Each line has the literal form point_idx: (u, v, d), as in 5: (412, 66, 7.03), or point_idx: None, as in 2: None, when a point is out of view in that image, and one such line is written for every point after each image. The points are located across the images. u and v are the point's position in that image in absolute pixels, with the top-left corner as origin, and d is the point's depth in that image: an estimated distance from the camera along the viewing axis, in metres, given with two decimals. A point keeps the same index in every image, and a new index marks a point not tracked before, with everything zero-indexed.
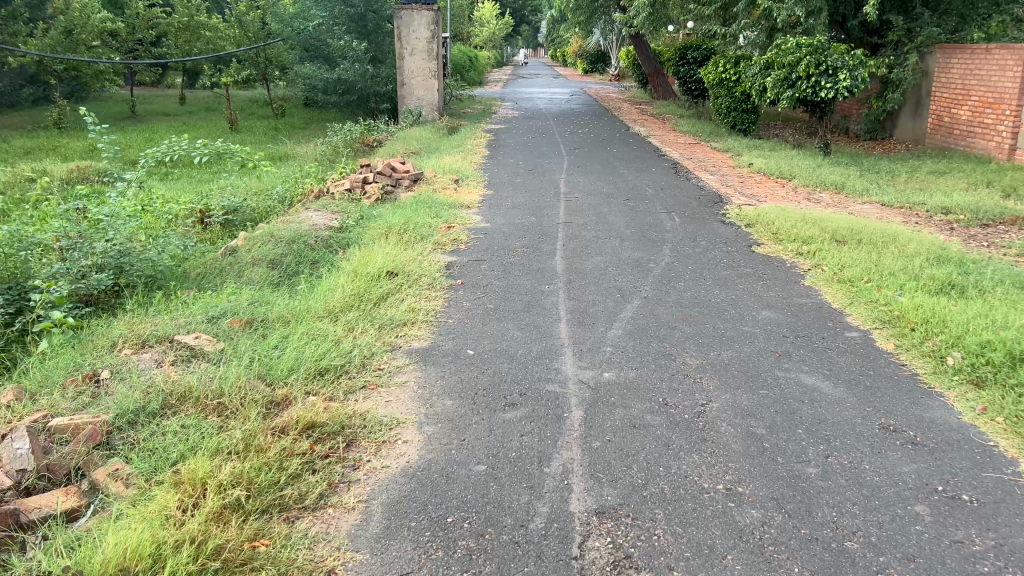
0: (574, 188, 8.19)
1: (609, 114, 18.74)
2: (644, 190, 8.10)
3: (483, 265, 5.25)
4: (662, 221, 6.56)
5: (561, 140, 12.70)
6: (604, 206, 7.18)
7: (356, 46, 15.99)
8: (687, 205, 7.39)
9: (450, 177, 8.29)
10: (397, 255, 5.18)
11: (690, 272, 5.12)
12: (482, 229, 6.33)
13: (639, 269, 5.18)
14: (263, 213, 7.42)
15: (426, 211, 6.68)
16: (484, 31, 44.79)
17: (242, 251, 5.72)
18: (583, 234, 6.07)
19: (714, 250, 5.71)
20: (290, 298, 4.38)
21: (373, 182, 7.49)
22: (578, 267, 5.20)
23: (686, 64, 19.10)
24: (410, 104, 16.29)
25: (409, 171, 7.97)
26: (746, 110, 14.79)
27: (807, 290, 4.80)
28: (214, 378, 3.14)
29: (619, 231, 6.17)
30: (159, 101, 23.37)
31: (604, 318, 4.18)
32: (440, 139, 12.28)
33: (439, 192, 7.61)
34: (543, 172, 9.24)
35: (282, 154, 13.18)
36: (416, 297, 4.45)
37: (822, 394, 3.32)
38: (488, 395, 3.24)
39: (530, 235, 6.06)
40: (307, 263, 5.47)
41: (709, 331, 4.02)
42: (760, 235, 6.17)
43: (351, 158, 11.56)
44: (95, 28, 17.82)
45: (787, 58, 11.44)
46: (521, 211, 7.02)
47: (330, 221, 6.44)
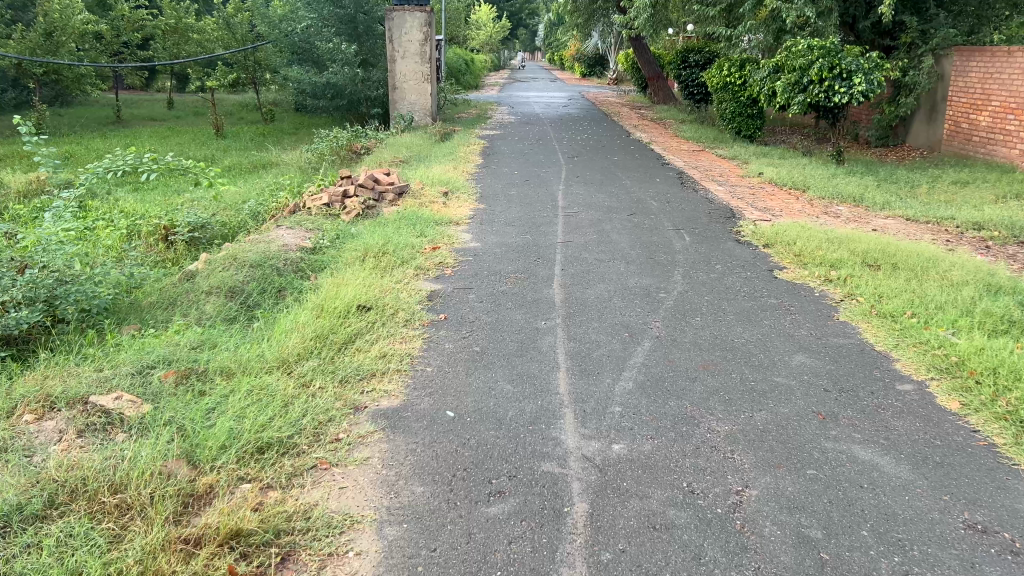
0: (573, 201, 7.56)
1: (609, 119, 18.13)
2: (648, 203, 7.48)
3: (470, 295, 4.60)
4: (671, 240, 5.94)
5: (559, 147, 12.08)
6: (605, 222, 6.56)
7: (345, 49, 15.37)
8: (696, 221, 6.76)
9: (439, 189, 7.65)
10: (371, 284, 4.53)
11: (707, 305, 4.47)
12: (471, 250, 5.69)
13: (649, 301, 4.53)
14: (233, 231, 6.79)
15: (409, 230, 6.04)
16: (480, 33, 44.27)
17: (201, 277, 5.08)
18: (584, 257, 5.43)
19: (732, 276, 5.07)
20: (241, 342, 3.74)
21: (353, 196, 6.86)
22: (579, 298, 4.55)
23: (687, 67, 18.48)
24: (402, 109, 15.67)
25: (393, 183, 7.32)
26: (751, 115, 14.24)
27: (843, 327, 4.16)
28: (123, 460, 2.49)
29: (623, 253, 5.53)
30: (146, 105, 22.69)
31: (610, 366, 3.53)
32: (431, 146, 11.66)
33: (426, 206, 6.98)
34: (539, 182, 8.62)
35: (267, 162, 12.54)
36: (389, 337, 3.80)
37: (883, 474, 2.68)
38: (469, 479, 2.59)
39: (524, 258, 5.42)
40: (272, 292, 4.82)
41: (737, 383, 3.38)
42: (781, 258, 5.55)
43: (337, 168, 10.92)
44: (76, 30, 17.14)
45: (797, 61, 10.79)
46: (515, 228, 6.39)
47: (304, 240, 5.80)
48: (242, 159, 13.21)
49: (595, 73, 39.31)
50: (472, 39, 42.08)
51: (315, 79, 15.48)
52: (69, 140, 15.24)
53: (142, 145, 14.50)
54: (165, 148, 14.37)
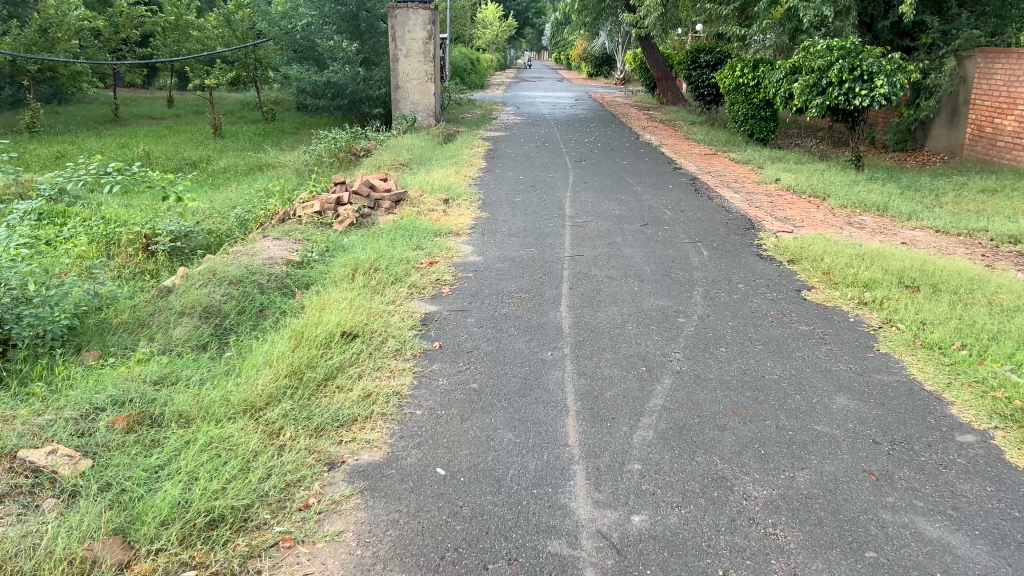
0: (581, 209, 7.13)
1: (617, 120, 17.68)
2: (662, 212, 7.03)
3: (469, 318, 4.16)
4: (688, 255, 5.50)
5: (566, 150, 11.64)
6: (617, 233, 6.13)
7: (346, 47, 14.95)
8: (714, 233, 6.31)
9: (439, 195, 7.21)
10: (359, 306, 4.10)
11: (732, 333, 4.03)
12: (471, 265, 5.26)
13: (667, 326, 4.08)
14: (219, 241, 6.38)
15: (405, 242, 5.61)
16: (486, 32, 43.84)
17: (177, 294, 4.66)
18: (595, 275, 4.99)
19: (757, 298, 4.63)
20: (208, 377, 3.32)
21: (346, 204, 6.44)
22: (589, 323, 4.10)
23: (698, 68, 17.88)
24: (405, 109, 15.24)
25: (390, 189, 6.89)
26: (765, 117, 13.76)
27: (886, 361, 3.71)
28: (39, 543, 2.06)
29: (637, 270, 5.09)
30: (146, 104, 22.33)
31: (627, 410, 3.08)
32: (434, 149, 11.24)
33: (425, 215, 6.55)
34: (545, 188, 8.18)
35: (264, 165, 12.13)
36: (376, 371, 3.38)
37: (957, 557, 2.23)
38: (461, 565, 2.15)
39: (530, 275, 4.98)
40: (252, 313, 4.40)
41: (774, 433, 2.93)
42: (809, 276, 5.10)
43: (336, 172, 10.49)
44: (72, 27, 16.75)
45: (816, 62, 10.31)
46: (519, 241, 5.95)
47: (293, 252, 5.37)
48: (238, 161, 12.82)
49: (602, 72, 38.89)
50: (478, 38, 41.71)
51: (316, 78, 15.05)
52: (63, 139, 14.85)
53: (137, 145, 14.11)
54: (161, 148, 13.98)
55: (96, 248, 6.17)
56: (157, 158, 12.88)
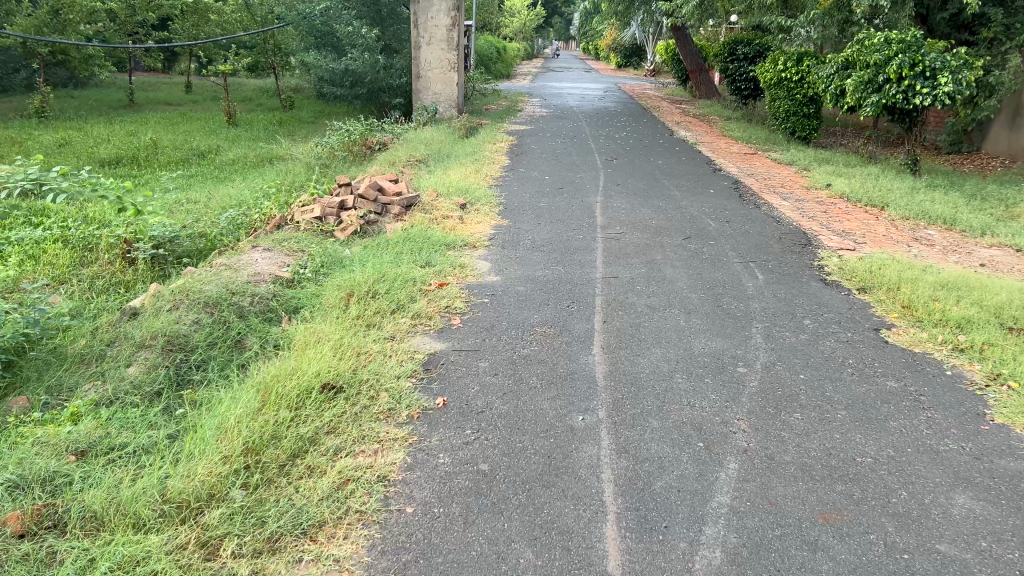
0: (614, 217, 6.38)
1: (648, 114, 16.86)
2: (706, 224, 6.25)
3: (482, 362, 3.43)
4: (740, 281, 4.74)
5: (595, 146, 10.88)
6: (656, 250, 5.37)
7: (366, 33, 14.24)
8: (768, 251, 5.52)
9: (456, 199, 6.49)
10: (349, 347, 3.38)
11: (804, 391, 3.26)
12: (488, 287, 4.53)
13: (725, 380, 3.32)
14: (209, 248, 5.70)
15: (413, 256, 4.90)
16: (513, 21, 43.00)
17: (141, 319, 3.98)
18: (634, 304, 4.24)
19: (829, 340, 3.86)
20: (147, 448, 2.63)
21: (351, 208, 5.73)
22: (630, 373, 3.35)
23: (735, 61, 16.95)
24: (426, 100, 14.52)
25: (401, 192, 6.17)
26: (808, 115, 12.87)
27: (1008, 438, 2.92)
28: None
29: (683, 300, 4.34)
30: (163, 89, 21.82)
31: (682, 514, 2.34)
32: (454, 143, 10.53)
33: (439, 223, 5.82)
34: (574, 192, 7.42)
35: (275, 156, 11.50)
36: (360, 444, 2.65)
37: None
38: None
39: (556, 303, 4.25)
40: (225, 347, 3.71)
41: (883, 558, 2.17)
42: (886, 310, 4.33)
43: (349, 167, 9.81)
44: (84, 9, 16.21)
45: (871, 57, 9.41)
46: (544, 256, 5.22)
47: (283, 268, 4.67)
48: (249, 151, 12.21)
49: (632, 64, 37.93)
50: (506, 27, 40.86)
51: (333, 66, 14.36)
52: (72, 124, 14.32)
53: (146, 133, 13.54)
54: (171, 137, 13.40)
55: (70, 253, 5.52)
56: (165, 147, 12.29)
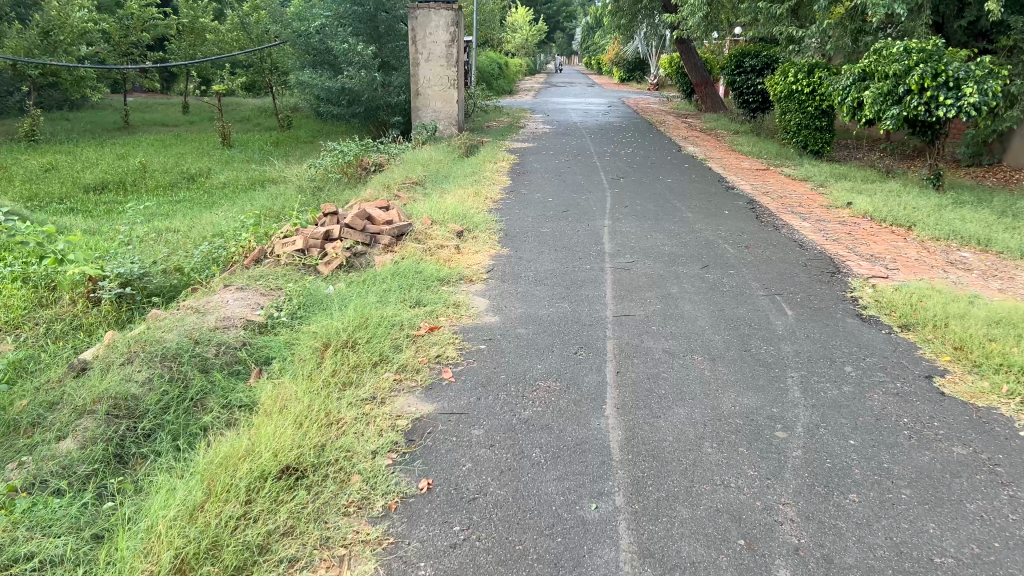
0: (624, 243, 5.89)
1: (654, 129, 16.42)
2: (723, 250, 5.75)
3: (475, 429, 2.93)
4: (767, 319, 4.23)
5: (601, 164, 10.41)
6: (671, 282, 4.87)
7: (362, 50, 13.84)
8: (793, 281, 5.02)
9: (453, 226, 6.01)
10: (320, 415, 2.89)
11: (856, 463, 2.75)
12: (485, 329, 4.03)
13: (763, 451, 2.80)
14: (182, 284, 5.23)
15: (403, 294, 4.42)
16: (515, 35, 42.82)
17: (88, 377, 3.51)
18: (651, 350, 3.73)
19: (876, 391, 3.36)
20: (57, 560, 2.14)
21: (336, 239, 5.25)
22: (649, 442, 2.84)
23: (742, 73, 16.50)
24: (426, 118, 14.11)
25: (393, 220, 5.67)
26: (821, 127, 12.40)
27: None
28: None
29: (706, 344, 3.83)
30: (160, 110, 21.48)
31: None
32: (453, 163, 10.08)
33: (433, 254, 5.33)
34: (580, 215, 6.94)
35: (268, 178, 11.07)
36: (322, 551, 2.15)
37: None
38: None
39: (561, 349, 3.75)
40: (178, 413, 3.22)
41: None
42: (935, 351, 3.83)
43: (343, 190, 9.37)
44: (76, 29, 15.88)
45: (890, 67, 8.93)
46: (548, 290, 4.73)
47: (256, 310, 4.19)
48: (241, 174, 11.78)
49: (634, 78, 37.67)
50: (507, 42, 40.66)
51: (329, 84, 13.96)
52: (61, 148, 13.93)
53: (137, 156, 13.14)
54: (161, 160, 12.98)
55: (30, 294, 5.05)
56: (155, 171, 11.88)
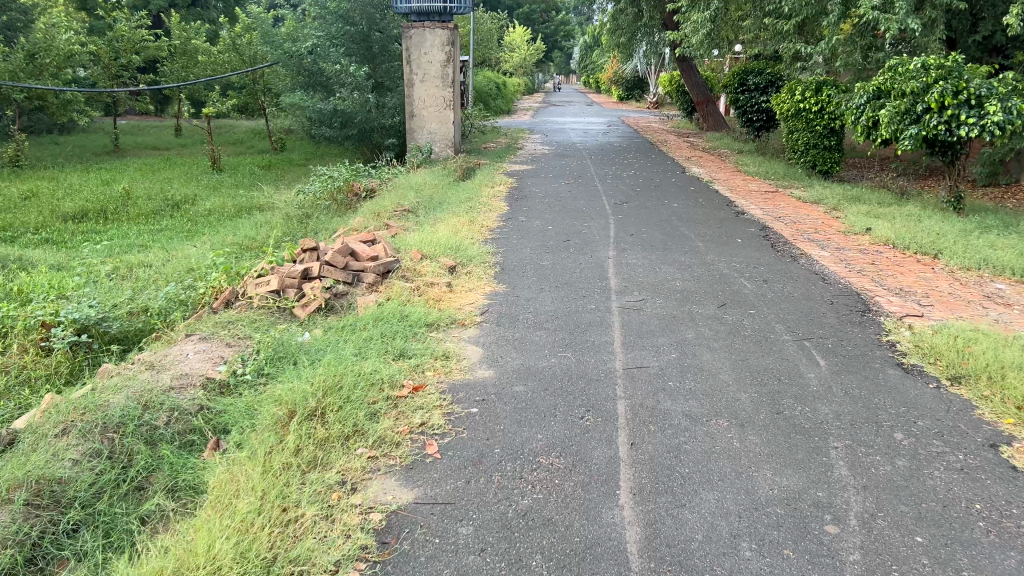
0: (631, 278, 5.41)
1: (655, 149, 16.01)
2: (740, 287, 5.25)
3: (462, 527, 2.42)
4: (798, 372, 3.74)
5: (602, 188, 9.95)
6: (686, 326, 4.37)
7: (355, 71, 13.44)
8: (822, 323, 4.52)
9: (445, 260, 5.53)
10: (275, 512, 2.39)
11: (928, 570, 2.24)
12: (478, 387, 3.53)
13: (813, 556, 2.30)
14: (146, 328, 4.73)
15: (385, 344, 3.93)
16: (514, 55, 42.70)
17: (14, 454, 3.02)
18: (669, 414, 3.23)
19: (937, 467, 2.85)
20: None
21: (315, 279, 4.76)
22: (675, 543, 2.34)
23: (746, 91, 16.10)
24: (421, 140, 13.69)
25: (378, 255, 5.18)
26: (830, 147, 11.95)
27: None
28: None
29: (732, 406, 3.33)
30: (151, 133, 21.08)
31: None
32: (447, 187, 9.63)
33: (422, 294, 4.84)
34: (582, 245, 6.46)
35: (256, 205, 10.62)
36: None
37: None
38: None
39: (565, 412, 3.24)
40: (110, 502, 2.73)
41: None
42: (996, 412, 3.31)
43: (332, 218, 8.91)
44: (61, 52, 15.52)
45: (907, 85, 8.48)
46: (550, 335, 4.23)
47: (217, 366, 3.68)
48: (227, 200, 11.33)
49: (633, 96, 37.45)
50: (506, 61, 40.52)
51: (320, 106, 13.55)
52: (45, 173, 13.50)
53: (121, 182, 12.69)
54: (147, 185, 12.54)
55: None
56: (139, 197, 11.44)
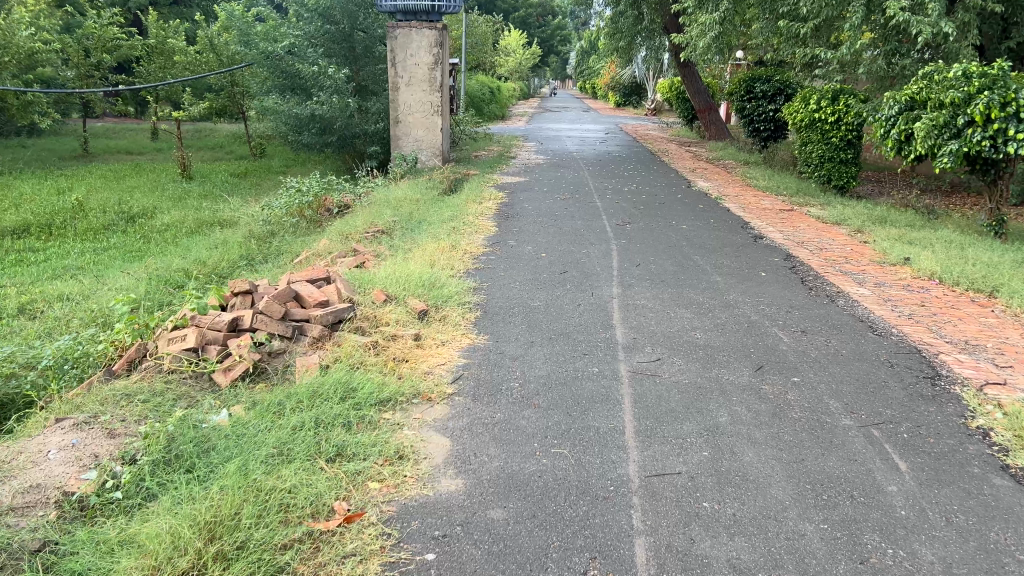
0: (641, 328, 4.42)
1: (656, 159, 15.09)
2: (774, 343, 4.26)
3: None
4: (875, 485, 2.75)
5: (601, 204, 8.99)
6: (716, 404, 3.38)
7: (334, 72, 12.46)
8: (888, 399, 3.53)
9: (412, 302, 4.53)
10: None
11: None
12: (438, 511, 2.53)
13: None
14: (25, 398, 3.71)
15: (319, 435, 2.94)
16: (509, 59, 41.87)
17: None
18: (710, 570, 2.24)
19: None
20: None
21: (243, 337, 3.75)
22: None
23: (753, 98, 15.16)
24: (406, 148, 12.73)
25: (325, 297, 4.15)
26: (847, 160, 11.01)
27: None
28: None
29: (796, 552, 2.34)
30: (126, 137, 20.07)
31: None
32: (429, 203, 8.67)
33: (379, 351, 3.85)
34: (581, 280, 5.48)
35: (219, 219, 9.67)
36: None
37: None
38: None
39: (559, 564, 2.25)
40: None
41: None
42: None
43: (299, 238, 7.96)
44: (21, 49, 14.54)
45: (946, 94, 7.53)
46: (540, 416, 3.24)
47: (83, 472, 2.64)
48: (190, 212, 10.35)
49: (630, 102, 36.62)
50: (500, 66, 39.68)
51: (296, 110, 12.57)
52: None
53: (78, 191, 11.69)
54: (104, 195, 11.54)
55: None
56: (93, 209, 10.45)
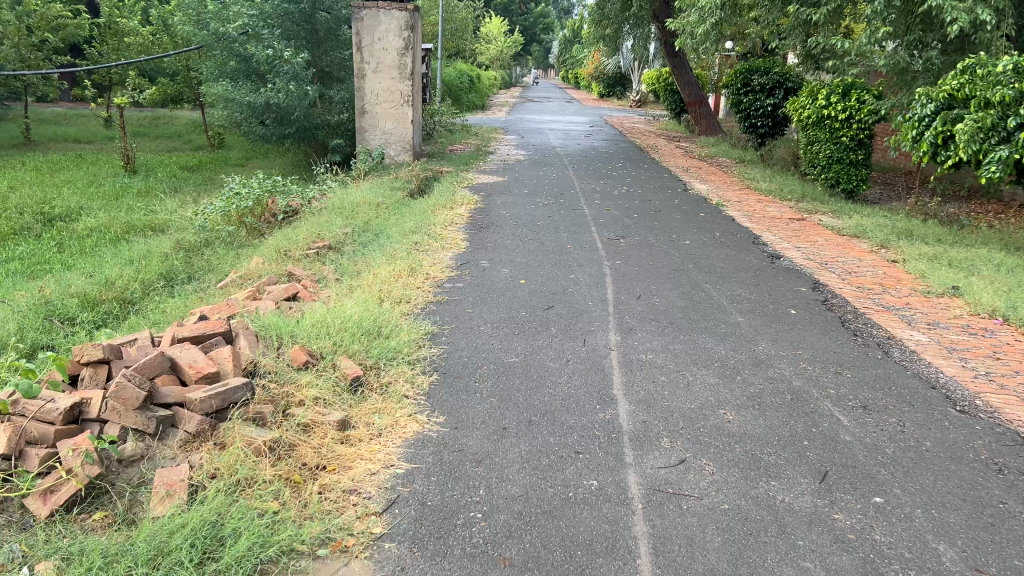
0: (650, 404, 3.29)
1: (646, 156, 13.97)
2: (832, 431, 3.13)
3: None
4: None
5: (590, 212, 7.86)
6: (777, 559, 2.25)
7: (291, 56, 11.18)
8: (1021, 542, 2.41)
9: (342, 364, 3.35)
10: None
11: None
12: None
13: None
14: None
15: None
16: (490, 46, 40.50)
17: None
18: None
19: None
20: None
21: (76, 445, 2.51)
22: None
23: (750, 92, 14.06)
24: (372, 141, 11.48)
25: (210, 371, 2.93)
26: (859, 161, 9.93)
27: None
28: None
29: None
30: (77, 123, 18.69)
31: None
32: (390, 209, 7.49)
33: (281, 454, 2.68)
34: (569, 322, 4.35)
35: (151, 222, 8.42)
36: None
37: None
38: None
39: None
40: None
41: None
42: None
43: (234, 251, 6.73)
44: None
45: (995, 91, 6.45)
46: None
47: None
48: (120, 213, 9.09)
49: (614, 93, 35.61)
50: (481, 54, 38.44)
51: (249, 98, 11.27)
52: None
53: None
54: (27, 191, 10.22)
55: None
56: (8, 207, 9.15)
